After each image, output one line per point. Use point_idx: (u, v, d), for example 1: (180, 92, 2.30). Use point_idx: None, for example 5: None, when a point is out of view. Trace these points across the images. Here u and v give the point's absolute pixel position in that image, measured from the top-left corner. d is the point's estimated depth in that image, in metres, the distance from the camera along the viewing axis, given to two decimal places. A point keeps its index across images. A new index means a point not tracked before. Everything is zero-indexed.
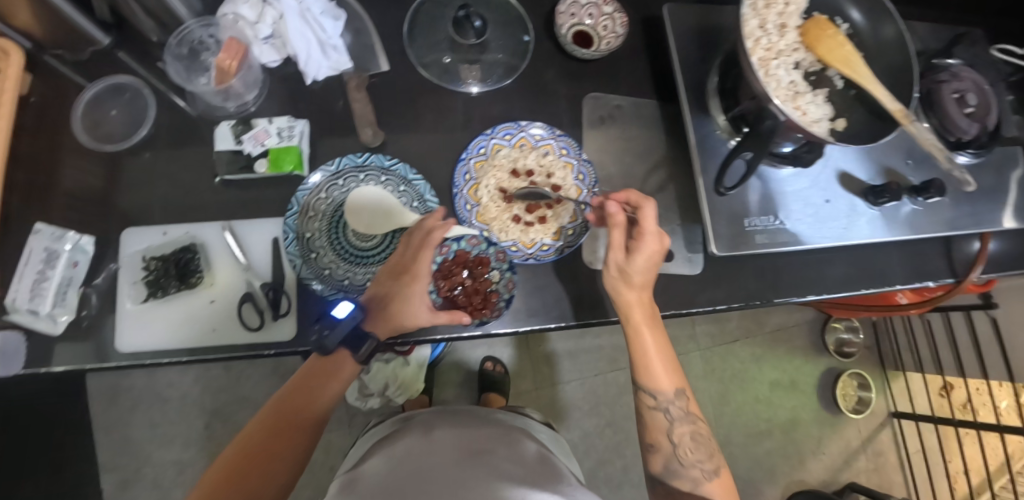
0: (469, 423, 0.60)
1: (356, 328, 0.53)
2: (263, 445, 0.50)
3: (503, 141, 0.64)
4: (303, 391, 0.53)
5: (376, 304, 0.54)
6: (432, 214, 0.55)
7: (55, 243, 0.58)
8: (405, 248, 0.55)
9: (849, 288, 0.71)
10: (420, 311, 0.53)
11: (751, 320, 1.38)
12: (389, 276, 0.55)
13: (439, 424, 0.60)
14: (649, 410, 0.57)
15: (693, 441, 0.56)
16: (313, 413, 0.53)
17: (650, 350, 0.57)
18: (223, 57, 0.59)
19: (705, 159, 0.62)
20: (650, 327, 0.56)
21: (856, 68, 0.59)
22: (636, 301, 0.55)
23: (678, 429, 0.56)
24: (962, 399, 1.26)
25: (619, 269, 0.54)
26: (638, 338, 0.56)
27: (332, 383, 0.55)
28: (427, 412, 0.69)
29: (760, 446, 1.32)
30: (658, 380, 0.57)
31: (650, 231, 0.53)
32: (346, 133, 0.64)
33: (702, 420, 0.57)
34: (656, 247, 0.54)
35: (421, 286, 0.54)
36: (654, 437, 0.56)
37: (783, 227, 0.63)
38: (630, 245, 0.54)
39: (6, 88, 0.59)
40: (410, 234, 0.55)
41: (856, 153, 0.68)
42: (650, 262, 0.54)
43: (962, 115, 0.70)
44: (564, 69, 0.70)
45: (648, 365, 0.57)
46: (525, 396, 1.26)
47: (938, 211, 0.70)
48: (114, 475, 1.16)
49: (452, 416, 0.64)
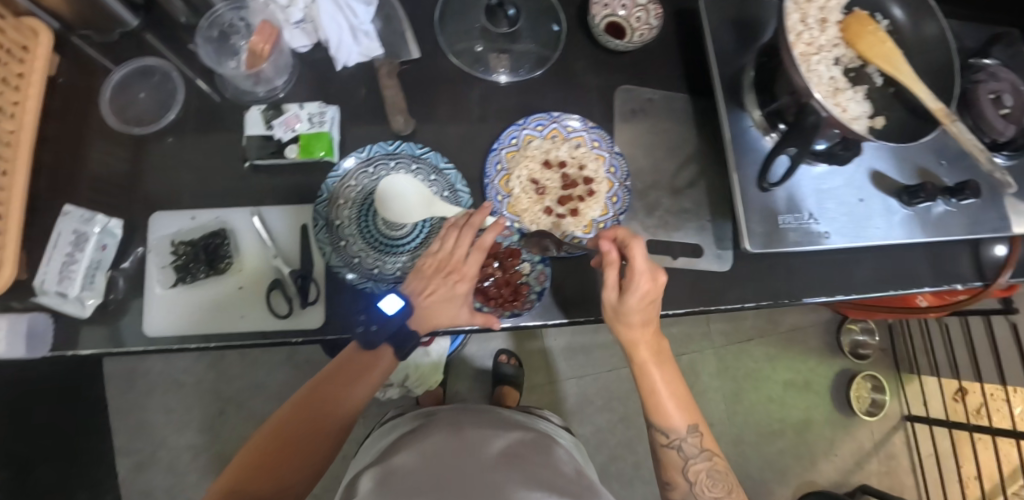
0: (496, 426, 0.60)
1: (405, 327, 0.52)
2: (288, 439, 0.48)
3: (535, 132, 0.64)
4: (335, 384, 0.51)
5: (422, 301, 0.52)
6: (482, 211, 0.54)
7: (84, 226, 0.57)
8: (457, 247, 0.54)
9: (878, 289, 0.70)
10: (461, 310, 0.54)
11: (766, 319, 1.37)
12: (435, 271, 0.54)
13: (467, 423, 0.60)
14: (664, 448, 0.55)
15: (711, 478, 0.54)
16: (346, 407, 0.52)
17: (659, 386, 0.56)
18: (256, 40, 0.58)
19: (739, 155, 0.61)
20: (656, 363, 0.56)
21: (897, 65, 0.57)
22: (639, 339, 0.55)
23: (694, 465, 0.54)
24: (977, 404, 1.27)
25: (615, 311, 0.53)
26: (645, 374, 0.56)
27: (365, 378, 0.52)
28: (448, 408, 0.69)
29: (771, 445, 1.32)
30: (669, 417, 0.55)
31: (640, 270, 0.50)
32: (376, 121, 0.64)
33: (720, 456, 0.55)
34: (653, 287, 0.51)
35: (467, 287, 0.55)
36: (670, 476, 0.55)
37: (817, 226, 0.62)
38: (622, 286, 0.51)
39: (35, 68, 0.59)
40: (461, 230, 0.55)
41: (890, 152, 0.67)
42: (646, 303, 0.52)
43: (997, 116, 0.69)
44: (596, 60, 0.69)
45: (658, 403, 0.55)
46: (538, 390, 1.27)
47: (970, 212, 0.67)
48: (129, 458, 1.17)
49: (478, 416, 0.64)
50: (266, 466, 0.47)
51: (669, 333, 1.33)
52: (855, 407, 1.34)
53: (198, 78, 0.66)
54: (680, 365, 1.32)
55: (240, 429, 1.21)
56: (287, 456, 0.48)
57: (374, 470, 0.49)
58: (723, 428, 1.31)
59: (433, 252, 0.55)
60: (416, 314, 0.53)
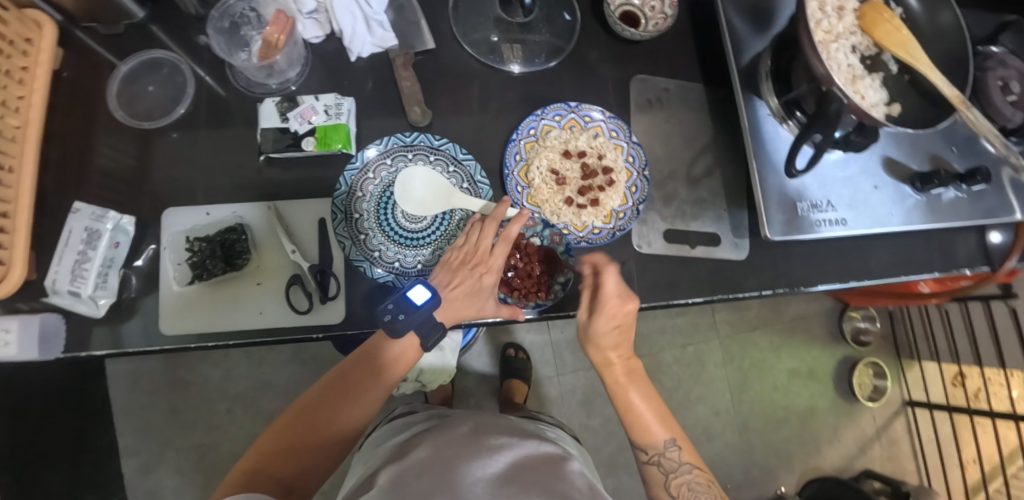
0: (518, 432, 0.53)
1: (430, 317, 0.51)
2: (316, 417, 0.48)
3: (552, 122, 0.64)
4: (357, 369, 0.51)
5: (449, 293, 0.52)
6: (503, 203, 0.55)
7: (95, 223, 0.56)
8: (482, 239, 0.54)
9: (891, 275, 0.71)
10: (487, 302, 0.54)
11: (770, 308, 1.39)
12: (461, 264, 0.54)
13: (491, 426, 0.54)
14: (645, 465, 0.54)
15: (692, 492, 0.52)
16: (368, 394, 0.51)
17: (637, 405, 0.55)
18: (270, 30, 0.57)
19: (757, 143, 0.62)
20: (629, 380, 0.56)
21: (913, 53, 0.57)
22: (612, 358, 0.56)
23: (675, 480, 0.53)
24: (976, 388, 1.28)
25: (585, 330, 0.55)
26: (619, 393, 0.55)
27: (393, 364, 0.53)
28: (458, 412, 0.65)
29: (777, 433, 1.34)
30: (647, 433, 0.54)
31: (608, 294, 0.53)
32: (392, 113, 0.63)
33: (703, 470, 0.53)
34: (621, 309, 0.53)
35: (493, 280, 0.54)
36: (656, 494, 0.54)
37: (835, 214, 0.62)
38: (591, 308, 0.54)
39: (40, 61, 0.57)
40: (489, 222, 0.55)
41: (904, 139, 0.67)
42: (615, 325, 0.54)
43: (1006, 103, 0.70)
44: (611, 50, 0.68)
45: (634, 420, 0.55)
46: (546, 382, 1.27)
47: (981, 199, 0.68)
48: (136, 459, 1.15)
49: (498, 422, 0.57)
50: (285, 451, 0.44)
51: (675, 324, 1.34)
52: (858, 393, 1.36)
53: (209, 72, 0.65)
54: (686, 356, 1.33)
55: (248, 429, 1.20)
56: (308, 441, 0.46)
57: (386, 473, 0.43)
58: (729, 417, 1.33)
59: (461, 245, 0.55)
60: (444, 306, 0.52)
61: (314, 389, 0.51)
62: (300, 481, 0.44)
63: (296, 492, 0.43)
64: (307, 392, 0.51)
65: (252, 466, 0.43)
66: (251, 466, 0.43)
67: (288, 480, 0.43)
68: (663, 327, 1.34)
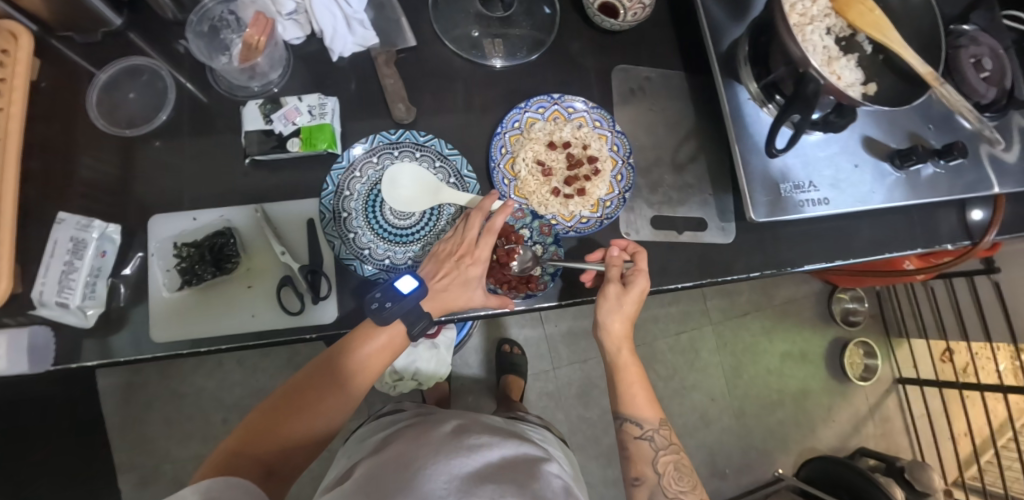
0: (498, 432, 0.55)
1: (419, 306, 0.51)
2: (296, 406, 0.48)
3: (536, 115, 0.65)
4: (341, 358, 0.50)
5: (436, 283, 0.53)
6: (489, 197, 0.56)
7: (81, 232, 0.55)
8: (468, 230, 0.55)
9: (875, 253, 0.72)
10: (476, 293, 0.54)
11: (761, 292, 1.40)
12: (448, 256, 0.55)
13: (475, 424, 0.56)
14: (635, 440, 0.56)
15: (677, 472, 0.55)
16: (351, 380, 0.50)
17: (633, 380, 0.57)
18: (251, 32, 0.56)
19: (739, 127, 0.63)
20: (634, 360, 0.57)
21: (885, 32, 0.58)
22: (620, 333, 0.56)
23: (664, 457, 0.55)
24: (964, 361, 1.32)
25: (610, 306, 0.55)
26: (622, 369, 0.57)
27: (378, 354, 0.52)
28: (442, 411, 0.66)
29: (773, 415, 1.36)
30: (642, 411, 0.56)
31: (642, 271, 0.56)
32: (377, 111, 0.63)
33: (685, 453, 0.57)
34: (644, 288, 0.55)
35: (480, 270, 0.55)
36: (640, 469, 0.55)
37: (816, 193, 0.64)
38: (621, 289, 0.55)
39: (17, 71, 0.56)
40: (474, 213, 0.55)
41: (882, 118, 0.68)
42: (636, 303, 0.56)
43: (979, 79, 0.71)
44: (592, 41, 0.69)
45: (632, 397, 0.56)
46: (543, 376, 1.28)
47: (959, 174, 0.70)
48: (132, 473, 1.14)
49: (480, 421, 0.59)
50: (265, 432, 0.46)
51: (668, 312, 1.35)
52: (850, 373, 1.38)
53: (189, 77, 0.64)
54: (680, 343, 1.35)
55: None
56: (288, 425, 0.47)
57: (358, 472, 0.45)
58: (724, 402, 1.34)
59: (450, 238, 0.56)
60: (430, 296, 0.53)
61: (298, 375, 0.51)
62: (279, 464, 0.45)
63: (275, 474, 0.44)
64: (291, 378, 0.51)
65: (232, 448, 0.44)
66: (230, 446, 0.44)
67: (266, 463, 0.44)
68: (657, 316, 1.35)
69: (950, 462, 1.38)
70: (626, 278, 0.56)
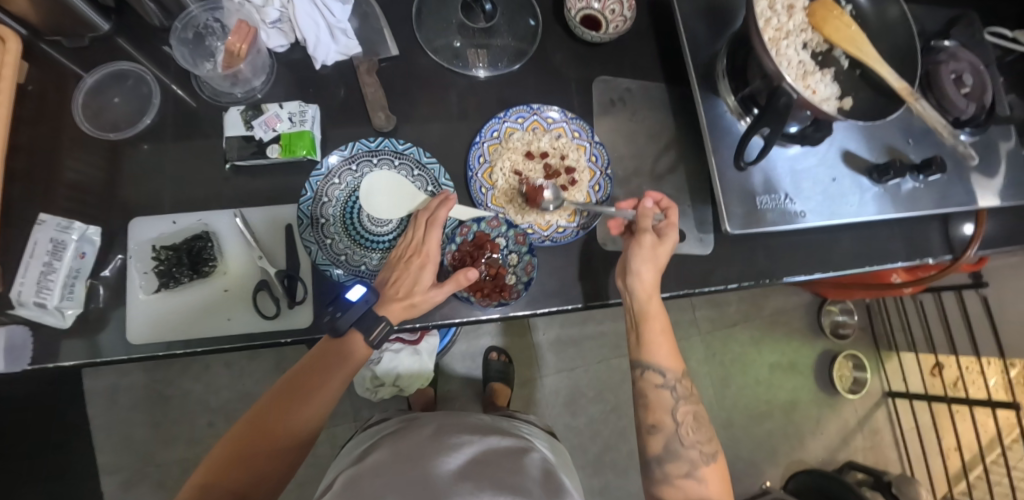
0: (481, 429, 0.56)
1: (370, 311, 0.53)
2: (267, 427, 0.48)
3: (516, 124, 0.66)
4: (307, 372, 0.51)
5: (387, 287, 0.54)
6: (435, 198, 0.58)
7: (60, 234, 0.56)
8: (414, 232, 0.57)
9: (856, 265, 0.73)
10: (430, 288, 0.54)
11: (750, 303, 1.41)
12: (399, 259, 0.57)
13: (458, 425, 0.56)
14: (656, 389, 0.56)
15: (695, 422, 0.55)
16: (320, 394, 0.51)
17: (658, 330, 0.56)
18: (233, 40, 0.57)
19: (716, 138, 0.63)
20: (662, 314, 0.57)
21: (862, 48, 0.60)
22: (652, 283, 0.56)
23: (683, 408, 0.55)
24: (954, 376, 1.30)
25: (646, 254, 0.56)
26: (652, 321, 0.56)
27: (343, 366, 0.52)
28: (430, 414, 0.67)
29: (761, 427, 1.35)
30: (667, 360, 0.56)
31: (672, 223, 0.58)
32: (358, 119, 0.64)
33: (703, 404, 0.57)
34: (674, 241, 0.57)
35: (430, 264, 0.56)
36: (657, 417, 0.55)
37: (792, 205, 0.64)
38: (658, 239, 0.57)
39: (5, 74, 0.57)
40: (417, 215, 0.58)
41: (860, 132, 0.69)
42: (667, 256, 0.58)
43: (960, 95, 0.71)
44: (574, 52, 0.70)
45: (659, 345, 0.56)
46: (530, 384, 1.28)
47: (938, 188, 0.70)
48: (116, 476, 1.14)
49: (465, 421, 0.59)
50: (237, 458, 0.46)
51: None
52: (839, 386, 1.38)
53: (175, 82, 0.65)
54: None
55: None
56: (261, 448, 0.47)
57: (338, 482, 0.46)
58: (712, 413, 1.34)
59: (400, 245, 0.58)
60: (381, 301, 0.54)
61: (265, 398, 0.51)
62: (254, 489, 0.45)
63: None
64: (261, 400, 0.51)
65: (203, 480, 0.44)
66: (201, 479, 0.44)
67: (239, 490, 0.44)
68: None
69: (939, 477, 1.37)
70: (659, 231, 0.58)
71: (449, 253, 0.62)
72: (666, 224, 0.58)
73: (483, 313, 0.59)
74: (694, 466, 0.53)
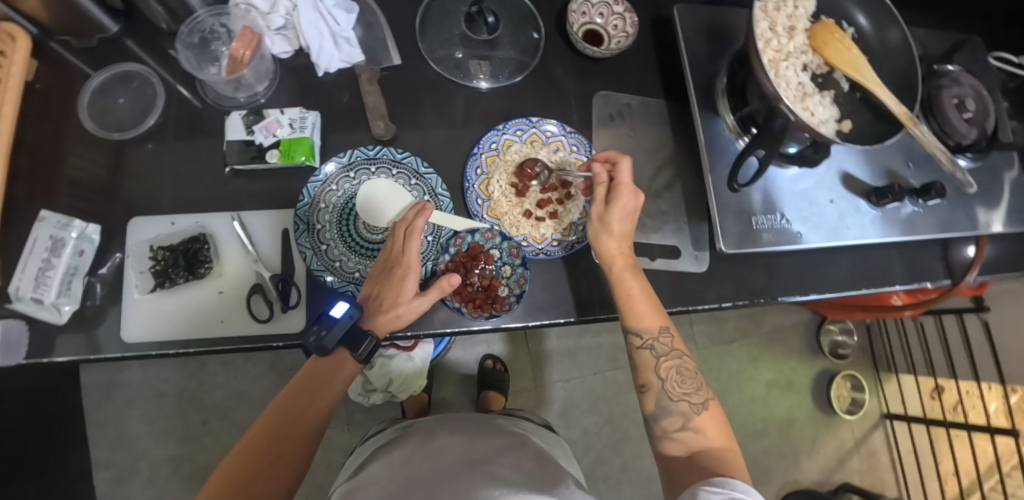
0: (469, 429, 0.63)
1: (354, 328, 0.54)
2: (264, 450, 0.48)
3: (514, 137, 0.66)
4: (300, 393, 0.53)
5: (371, 301, 0.55)
6: (413, 207, 0.57)
7: (60, 231, 0.56)
8: (393, 241, 0.57)
9: (852, 287, 0.72)
10: (413, 299, 0.55)
11: (749, 320, 1.40)
12: (381, 270, 0.57)
13: (451, 428, 0.63)
14: (638, 350, 0.56)
15: (680, 375, 0.55)
16: (315, 412, 0.52)
17: (634, 292, 0.56)
18: (236, 46, 0.58)
19: (714, 157, 0.63)
20: (632, 271, 0.57)
21: (862, 71, 0.59)
22: (616, 251, 0.57)
23: (666, 363, 0.55)
24: (953, 401, 1.27)
25: (600, 222, 0.58)
26: (621, 280, 0.56)
27: (335, 382, 0.55)
28: (426, 420, 0.69)
29: (756, 445, 1.34)
30: (643, 318, 0.55)
31: (624, 185, 0.58)
32: (358, 126, 0.65)
33: (690, 357, 0.56)
34: (633, 201, 0.58)
35: (412, 274, 0.55)
36: (645, 377, 0.55)
37: (788, 226, 0.64)
38: (608, 197, 0.58)
39: (12, 73, 0.57)
40: (396, 225, 0.57)
41: (858, 154, 0.69)
42: (628, 216, 0.58)
43: (961, 119, 0.71)
44: (575, 66, 0.71)
45: (632, 305, 0.56)
46: (524, 394, 1.27)
47: (937, 212, 0.70)
48: (108, 471, 1.14)
49: (455, 420, 0.66)
50: (238, 487, 0.45)
51: None
52: (836, 406, 1.37)
53: (180, 85, 0.66)
54: None
55: (225, 441, 1.20)
56: (261, 473, 0.46)
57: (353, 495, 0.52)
58: None
59: (382, 255, 0.58)
60: (366, 316, 0.55)
61: (256, 426, 0.50)
62: None
63: None
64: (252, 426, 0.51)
65: None
66: None
67: None
68: None
69: None
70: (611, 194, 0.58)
71: (441, 263, 0.62)
72: (612, 182, 0.59)
73: (474, 324, 0.59)
74: (687, 419, 0.52)
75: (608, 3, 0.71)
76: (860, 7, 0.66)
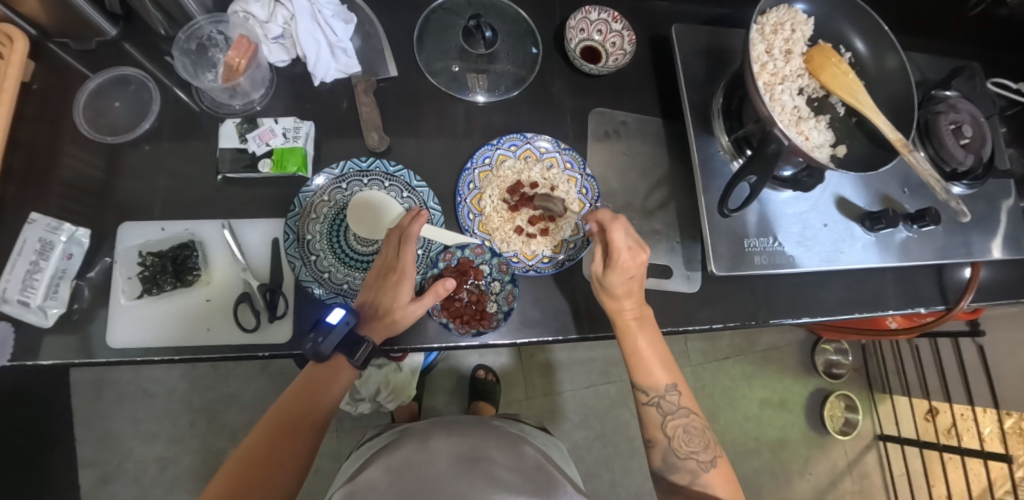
0: (470, 428, 0.63)
1: (350, 333, 0.53)
2: (265, 454, 0.48)
3: (508, 152, 0.67)
4: (299, 398, 0.52)
5: (368, 307, 0.55)
6: (409, 213, 0.57)
7: (50, 234, 0.56)
8: (388, 248, 0.57)
9: (844, 311, 0.72)
10: (409, 304, 0.55)
11: (743, 338, 1.40)
12: (377, 276, 0.57)
13: (453, 427, 0.63)
14: (644, 406, 0.56)
15: (688, 434, 0.54)
16: (315, 417, 0.52)
17: (643, 350, 0.56)
18: (232, 55, 0.59)
19: (708, 179, 0.63)
20: (638, 326, 0.56)
21: (856, 96, 0.59)
22: (629, 307, 0.56)
23: (672, 422, 0.55)
24: (947, 424, 1.28)
25: (599, 283, 0.56)
26: (627, 335, 0.56)
27: (330, 389, 0.54)
28: (425, 422, 0.69)
29: (749, 464, 1.32)
30: (651, 375, 0.56)
31: (620, 247, 0.53)
32: (353, 137, 0.65)
33: (698, 414, 0.55)
34: (634, 260, 0.54)
35: (407, 279, 0.55)
36: (651, 433, 0.55)
37: (782, 249, 0.64)
38: (605, 259, 0.55)
39: (8, 74, 0.56)
40: (392, 231, 0.57)
41: (855, 178, 0.69)
42: (628, 278, 0.54)
43: (958, 147, 0.70)
44: (572, 82, 0.71)
45: (641, 363, 0.56)
46: (516, 405, 1.26)
47: (932, 239, 0.70)
48: (92, 471, 1.13)
49: (452, 421, 0.66)
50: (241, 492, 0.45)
51: None
52: (830, 426, 1.36)
53: (176, 90, 0.66)
54: None
55: (212, 444, 1.19)
56: (264, 477, 0.47)
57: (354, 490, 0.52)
58: None
59: (378, 262, 0.58)
60: (362, 322, 0.55)
61: (256, 430, 0.50)
62: None
63: None
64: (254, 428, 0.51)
65: None
66: None
67: None
68: None
69: None
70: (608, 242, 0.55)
71: (430, 276, 0.62)
72: (606, 245, 0.55)
73: (461, 341, 0.59)
74: (696, 475, 0.53)
75: (607, 20, 0.71)
76: (858, 32, 0.65)
